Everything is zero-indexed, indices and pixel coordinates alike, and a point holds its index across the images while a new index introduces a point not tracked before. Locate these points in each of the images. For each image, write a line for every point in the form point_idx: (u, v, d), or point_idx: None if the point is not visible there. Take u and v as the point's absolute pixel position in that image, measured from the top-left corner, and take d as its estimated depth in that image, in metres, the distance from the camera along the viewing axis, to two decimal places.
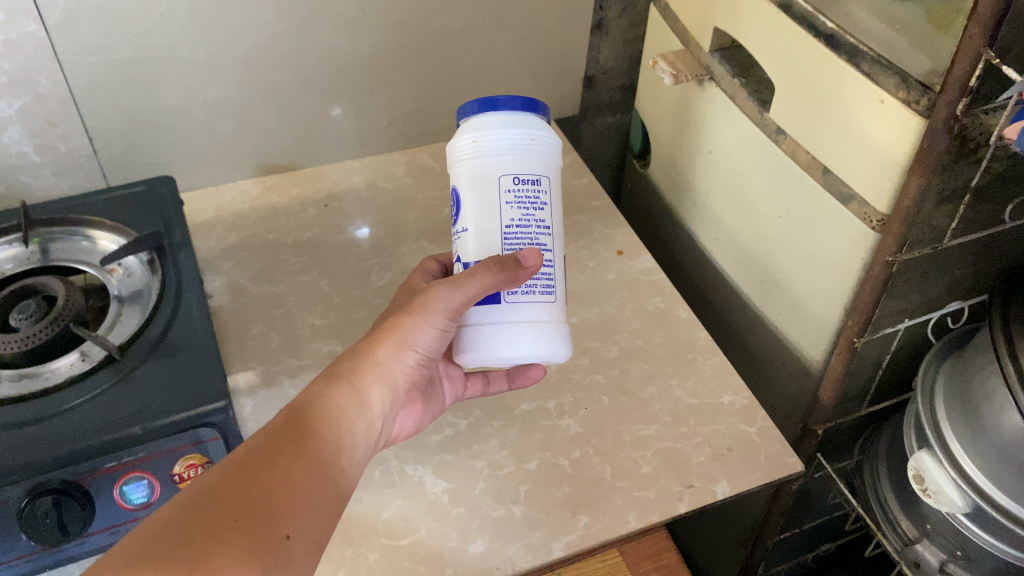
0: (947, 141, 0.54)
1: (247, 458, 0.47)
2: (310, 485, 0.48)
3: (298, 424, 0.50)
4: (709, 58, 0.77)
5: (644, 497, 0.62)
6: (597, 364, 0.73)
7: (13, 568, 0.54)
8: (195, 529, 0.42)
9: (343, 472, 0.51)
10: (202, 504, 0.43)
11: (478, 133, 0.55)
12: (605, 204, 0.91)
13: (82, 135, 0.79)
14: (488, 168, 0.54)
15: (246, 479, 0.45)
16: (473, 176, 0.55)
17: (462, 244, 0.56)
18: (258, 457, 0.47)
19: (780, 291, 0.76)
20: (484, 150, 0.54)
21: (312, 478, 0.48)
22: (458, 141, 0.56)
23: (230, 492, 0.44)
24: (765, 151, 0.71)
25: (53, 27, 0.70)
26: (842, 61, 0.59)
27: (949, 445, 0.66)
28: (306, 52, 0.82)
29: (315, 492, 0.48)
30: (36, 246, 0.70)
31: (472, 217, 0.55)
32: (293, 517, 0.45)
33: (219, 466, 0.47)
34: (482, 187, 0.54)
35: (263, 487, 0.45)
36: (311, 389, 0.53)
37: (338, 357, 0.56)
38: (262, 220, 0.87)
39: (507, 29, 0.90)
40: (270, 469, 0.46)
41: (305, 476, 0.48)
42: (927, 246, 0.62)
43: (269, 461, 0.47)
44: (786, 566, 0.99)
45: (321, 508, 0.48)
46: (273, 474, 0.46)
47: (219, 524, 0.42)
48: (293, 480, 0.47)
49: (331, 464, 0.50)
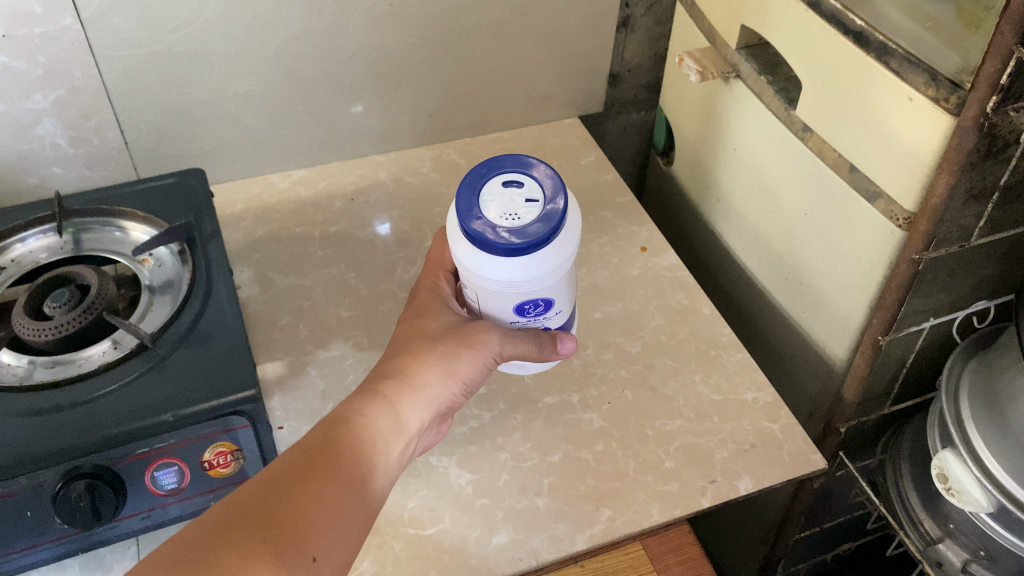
0: (976, 139, 0.53)
1: (279, 477, 0.48)
2: (345, 502, 0.48)
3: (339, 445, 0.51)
4: (736, 55, 0.77)
5: (667, 491, 0.63)
6: (622, 359, 0.73)
7: (49, 549, 0.57)
8: (223, 543, 0.43)
9: (376, 491, 0.51)
10: (229, 521, 0.44)
11: (558, 265, 0.54)
12: (629, 200, 0.91)
13: (115, 128, 0.80)
14: (567, 269, 0.57)
15: (277, 497, 0.46)
16: (561, 283, 0.57)
17: (557, 317, 0.62)
18: (291, 480, 0.47)
19: (804, 290, 0.76)
20: (560, 270, 0.55)
21: (345, 495, 0.48)
22: (533, 277, 0.53)
23: (257, 512, 0.45)
24: (791, 149, 0.71)
25: (90, 21, 0.72)
26: (871, 59, 0.59)
27: (973, 444, 0.65)
28: (334, 47, 0.82)
29: (344, 509, 0.48)
30: (70, 237, 0.71)
31: (566, 296, 0.60)
32: (321, 537, 0.46)
33: (246, 487, 0.47)
34: (567, 278, 0.58)
35: (291, 505, 0.46)
36: (352, 408, 0.53)
37: (377, 374, 0.56)
38: (289, 213, 0.88)
39: (534, 26, 0.90)
40: (302, 488, 0.47)
41: (341, 493, 0.48)
42: (955, 244, 0.62)
43: (299, 481, 0.47)
44: (807, 564, 1.00)
45: (352, 526, 0.48)
46: (303, 493, 0.47)
47: (244, 540, 0.43)
48: (322, 499, 0.47)
49: (365, 480, 0.50)
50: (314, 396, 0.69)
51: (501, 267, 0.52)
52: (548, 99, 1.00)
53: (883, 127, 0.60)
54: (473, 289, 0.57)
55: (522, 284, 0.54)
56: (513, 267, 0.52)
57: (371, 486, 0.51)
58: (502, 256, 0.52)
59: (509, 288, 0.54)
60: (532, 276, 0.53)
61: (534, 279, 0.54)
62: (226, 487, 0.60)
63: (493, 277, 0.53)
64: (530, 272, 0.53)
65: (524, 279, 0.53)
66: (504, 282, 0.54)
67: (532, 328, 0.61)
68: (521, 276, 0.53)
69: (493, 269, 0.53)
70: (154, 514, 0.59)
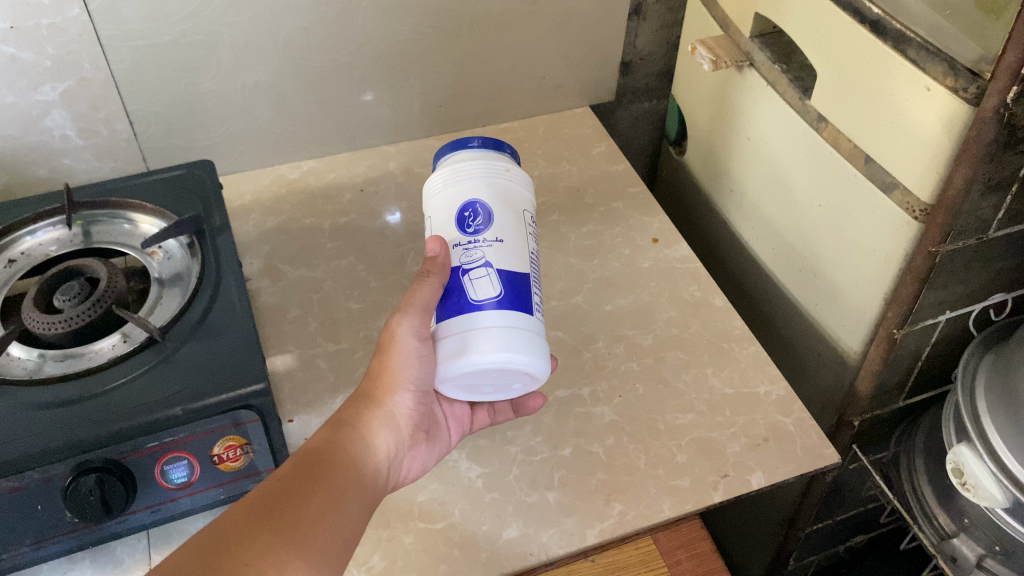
0: (996, 130, 0.52)
1: (257, 503, 0.47)
2: (322, 527, 0.47)
3: (310, 474, 0.50)
4: (749, 44, 0.76)
5: (678, 485, 0.62)
6: (633, 352, 0.73)
7: (61, 542, 0.57)
8: (209, 567, 0.43)
9: (354, 517, 0.50)
10: (213, 545, 0.44)
11: (505, 168, 0.59)
12: (640, 191, 0.91)
13: (124, 119, 0.80)
14: (510, 193, 0.58)
15: (260, 521, 0.46)
16: (499, 196, 0.58)
17: (499, 253, 0.55)
18: (273, 506, 0.47)
19: (818, 282, 0.75)
20: (497, 176, 0.58)
21: (322, 520, 0.48)
22: (474, 163, 0.58)
23: (243, 535, 0.45)
24: (806, 140, 0.70)
25: (97, 12, 0.71)
26: (888, 49, 0.58)
27: (989, 439, 0.64)
28: (343, 37, 0.82)
29: (325, 531, 0.47)
30: (80, 230, 0.71)
31: (512, 233, 0.57)
32: (303, 560, 0.45)
33: (228, 511, 0.47)
34: (512, 210, 0.58)
35: (276, 527, 0.46)
36: (316, 439, 0.53)
37: (339, 406, 0.57)
38: (299, 205, 0.87)
39: (544, 15, 0.89)
40: (281, 512, 0.47)
41: (316, 517, 0.48)
42: (972, 237, 0.61)
43: (279, 506, 0.47)
44: (819, 557, 0.99)
45: (330, 548, 0.47)
46: (286, 517, 0.47)
47: (229, 564, 0.43)
48: (304, 521, 0.47)
49: (338, 506, 0.50)
50: (323, 389, 0.69)
51: (444, 165, 0.60)
52: (559, 88, 0.99)
53: (900, 118, 0.59)
54: (431, 227, 0.59)
55: (461, 173, 0.58)
56: (454, 159, 0.60)
57: (348, 513, 0.50)
58: (446, 160, 0.60)
59: (450, 182, 0.58)
60: (466, 162, 0.58)
61: (469, 166, 0.58)
62: (235, 481, 0.60)
63: (439, 178, 0.59)
64: (468, 158, 0.59)
65: (461, 165, 0.59)
66: (456, 167, 0.58)
67: (470, 254, 0.56)
68: (458, 164, 0.59)
69: (439, 170, 0.60)
70: (164, 507, 0.59)
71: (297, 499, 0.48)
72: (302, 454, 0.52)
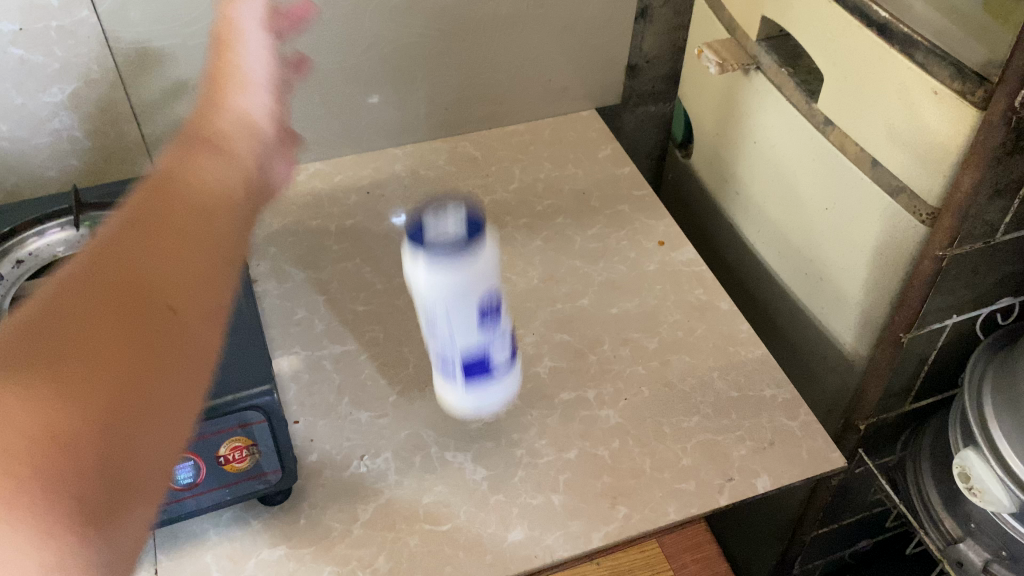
0: (1004, 134, 0.52)
1: (103, 254, 0.35)
2: (193, 257, 0.38)
3: (162, 194, 0.40)
4: (755, 47, 0.76)
5: (684, 489, 0.62)
6: (638, 355, 0.73)
7: None
8: (53, 338, 0.31)
9: (222, 230, 0.41)
10: (54, 308, 0.32)
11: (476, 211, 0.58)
12: (646, 194, 0.91)
13: (131, 121, 0.80)
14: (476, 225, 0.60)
15: (112, 276, 0.34)
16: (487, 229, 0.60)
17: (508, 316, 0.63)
18: (129, 353, 0.32)
19: (824, 286, 0.75)
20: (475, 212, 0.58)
21: (195, 266, 0.38)
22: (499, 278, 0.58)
23: (93, 289, 0.33)
24: (812, 144, 0.70)
25: (106, 14, 0.72)
26: (894, 51, 0.58)
27: (996, 443, 0.63)
28: (350, 39, 0.82)
29: (197, 273, 0.37)
30: (88, 230, 0.70)
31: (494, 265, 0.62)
32: (181, 323, 0.35)
33: (70, 271, 0.35)
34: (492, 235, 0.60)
35: (131, 275, 0.35)
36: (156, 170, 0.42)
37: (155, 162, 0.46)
38: (306, 207, 0.87)
39: (550, 17, 0.90)
40: (131, 257, 0.35)
41: (183, 255, 0.37)
42: (979, 241, 0.61)
43: (127, 253, 0.35)
44: (824, 562, 0.99)
45: (207, 307, 0.37)
46: (136, 263, 0.35)
47: (80, 342, 0.31)
48: (181, 337, 0.35)
49: (208, 225, 0.40)
50: (329, 391, 0.69)
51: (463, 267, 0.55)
52: (566, 91, 0.99)
53: (907, 121, 0.59)
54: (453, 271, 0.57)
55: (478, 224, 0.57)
56: (473, 264, 0.55)
57: (218, 265, 0.39)
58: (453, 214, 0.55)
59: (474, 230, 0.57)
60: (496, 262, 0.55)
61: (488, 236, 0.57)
62: (242, 482, 0.59)
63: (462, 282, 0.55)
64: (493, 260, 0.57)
65: (490, 264, 0.56)
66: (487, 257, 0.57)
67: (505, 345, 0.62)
68: (488, 274, 0.56)
69: (455, 249, 0.54)
70: (170, 509, 0.58)
71: (169, 296, 0.36)
72: (109, 287, 0.34)
